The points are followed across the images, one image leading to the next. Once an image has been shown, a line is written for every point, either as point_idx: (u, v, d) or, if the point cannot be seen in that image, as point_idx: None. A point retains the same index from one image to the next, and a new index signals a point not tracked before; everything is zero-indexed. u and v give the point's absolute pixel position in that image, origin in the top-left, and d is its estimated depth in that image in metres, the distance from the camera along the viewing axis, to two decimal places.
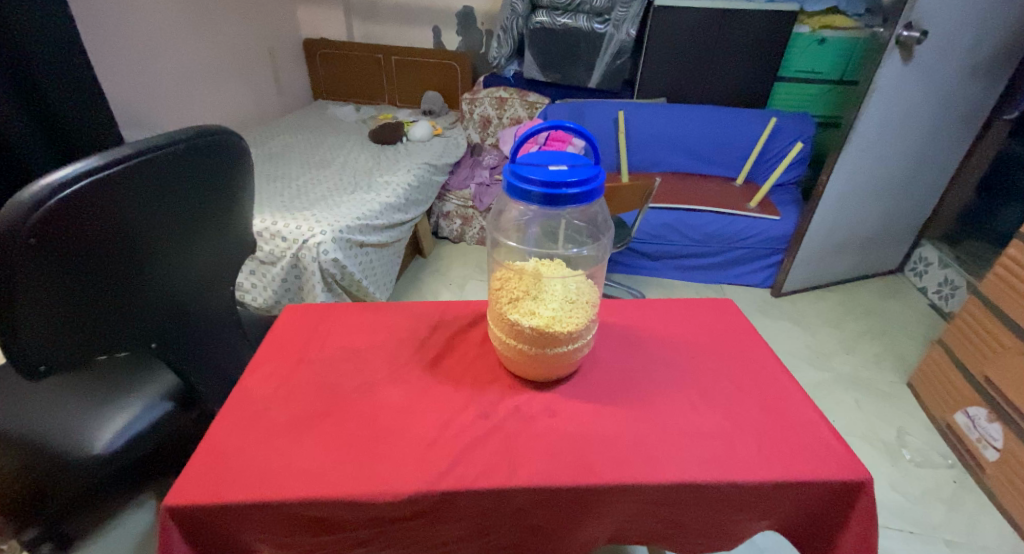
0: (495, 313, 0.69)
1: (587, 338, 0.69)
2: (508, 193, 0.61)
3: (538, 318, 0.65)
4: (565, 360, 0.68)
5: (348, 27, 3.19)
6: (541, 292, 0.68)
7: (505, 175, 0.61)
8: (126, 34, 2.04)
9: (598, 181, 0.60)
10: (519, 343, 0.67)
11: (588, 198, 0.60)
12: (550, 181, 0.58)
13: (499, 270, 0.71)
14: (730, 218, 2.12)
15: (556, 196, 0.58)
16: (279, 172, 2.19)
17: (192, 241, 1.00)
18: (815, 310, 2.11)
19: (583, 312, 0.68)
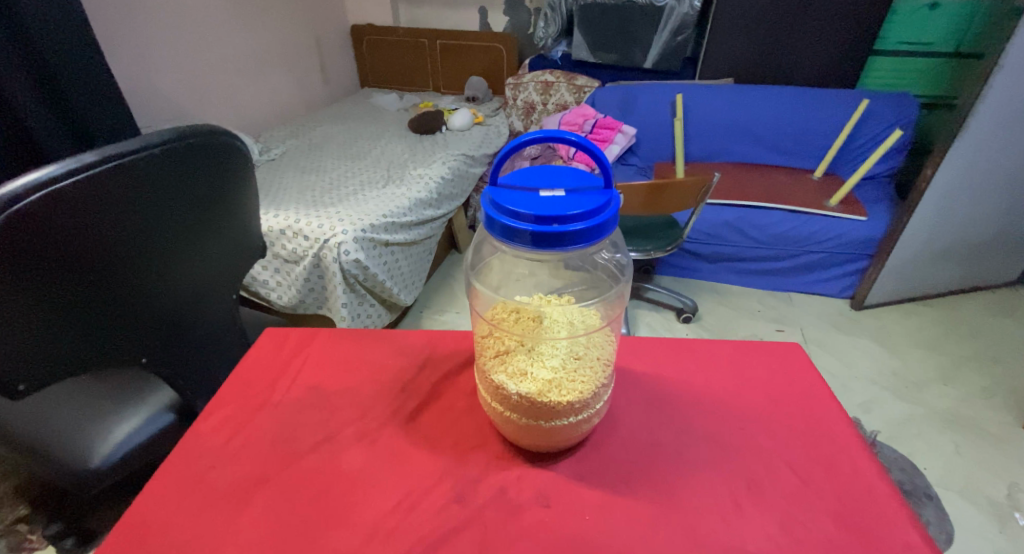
0: (480, 367, 0.55)
1: (598, 405, 0.54)
2: (488, 230, 0.46)
3: (530, 380, 0.51)
4: (567, 432, 0.53)
5: (394, 12, 3.10)
6: (539, 344, 0.53)
7: (485, 205, 0.46)
8: (169, 26, 2.04)
9: (609, 211, 0.44)
10: (506, 411, 0.53)
11: (597, 235, 0.44)
12: (546, 214, 0.42)
13: (488, 314, 0.55)
14: (804, 218, 1.84)
15: (551, 235, 0.42)
16: (314, 165, 2.15)
17: (184, 252, 0.94)
18: (904, 328, 1.80)
19: (593, 372, 0.52)
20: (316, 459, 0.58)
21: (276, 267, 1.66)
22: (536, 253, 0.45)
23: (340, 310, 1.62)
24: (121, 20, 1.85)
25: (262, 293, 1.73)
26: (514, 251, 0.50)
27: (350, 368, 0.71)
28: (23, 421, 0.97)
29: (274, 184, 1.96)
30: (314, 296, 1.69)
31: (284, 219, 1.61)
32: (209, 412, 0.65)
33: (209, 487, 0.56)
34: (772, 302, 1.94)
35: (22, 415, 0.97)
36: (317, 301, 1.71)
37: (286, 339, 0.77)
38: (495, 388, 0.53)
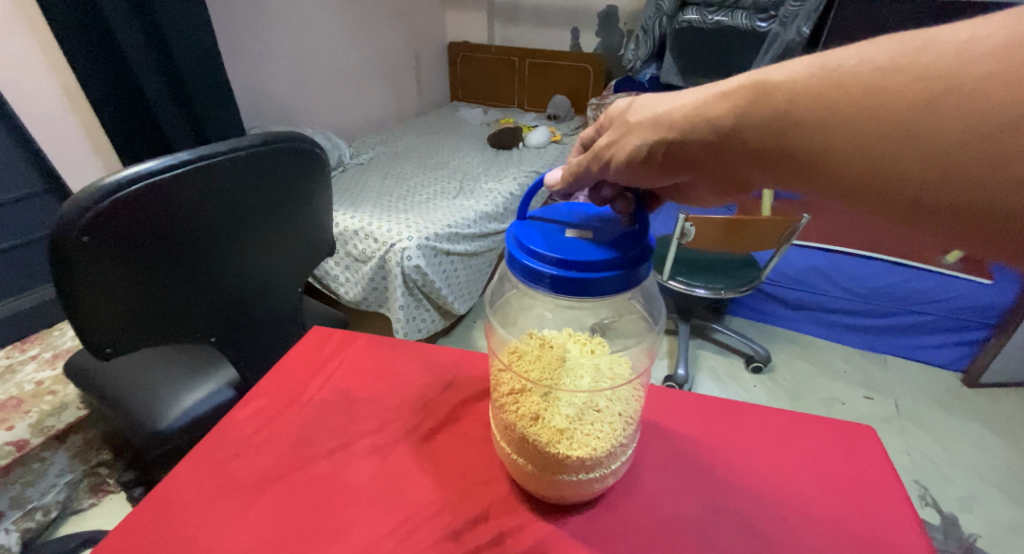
0: (494, 403, 0.53)
1: (614, 465, 0.50)
2: (511, 268, 0.45)
3: (539, 426, 0.48)
4: (576, 489, 0.49)
5: (489, 30, 3.22)
6: (558, 387, 0.49)
7: (510, 243, 0.45)
8: (290, 36, 2.27)
9: (636, 261, 0.43)
10: (514, 454, 0.50)
11: (622, 286, 0.42)
12: (569, 259, 0.41)
13: (508, 347, 0.53)
14: (912, 273, 1.62)
15: (574, 282, 0.41)
16: (396, 171, 2.26)
17: (257, 245, 1.00)
18: (1023, 417, 1.54)
19: (611, 427, 0.49)
20: (330, 465, 0.59)
21: (346, 264, 1.76)
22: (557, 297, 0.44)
23: (396, 311, 1.68)
24: (249, 29, 2.08)
25: (331, 287, 1.83)
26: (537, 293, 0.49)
27: (380, 377, 0.72)
28: (117, 384, 1.08)
29: (356, 185, 2.08)
30: (376, 296, 1.76)
31: (359, 220, 1.70)
32: (245, 401, 0.68)
33: (230, 475, 0.58)
34: (860, 363, 1.73)
35: (116, 379, 1.09)
36: (378, 300, 1.78)
37: (328, 339, 0.79)
38: (505, 427, 0.50)
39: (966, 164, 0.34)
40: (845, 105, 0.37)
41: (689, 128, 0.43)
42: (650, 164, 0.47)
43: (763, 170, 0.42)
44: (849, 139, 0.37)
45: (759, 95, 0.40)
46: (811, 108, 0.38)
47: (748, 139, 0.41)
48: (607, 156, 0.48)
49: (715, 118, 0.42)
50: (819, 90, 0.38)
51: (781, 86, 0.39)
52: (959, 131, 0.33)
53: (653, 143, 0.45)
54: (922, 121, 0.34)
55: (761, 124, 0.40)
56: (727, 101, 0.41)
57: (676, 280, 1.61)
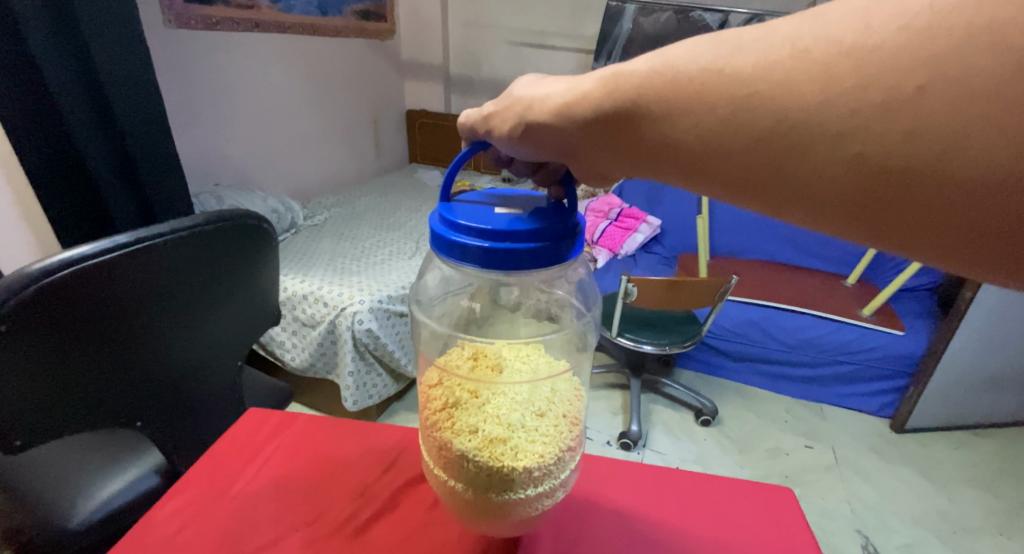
0: (425, 422, 0.53)
1: (560, 473, 0.51)
2: (438, 248, 0.47)
3: (480, 439, 0.48)
4: (523, 499, 0.49)
5: (446, 101, 3.42)
6: (495, 393, 0.51)
7: (435, 226, 0.47)
8: (246, 103, 2.32)
9: (563, 235, 0.45)
10: (454, 481, 0.50)
11: (549, 259, 0.45)
12: (494, 232, 0.43)
13: (442, 359, 0.55)
14: (835, 326, 1.75)
15: (500, 253, 0.43)
16: (350, 232, 2.28)
17: (196, 322, 0.98)
18: (951, 460, 1.63)
19: (555, 430, 0.50)
20: None
21: (294, 329, 1.73)
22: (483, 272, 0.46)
23: (345, 377, 1.67)
24: (206, 99, 2.13)
25: (277, 353, 1.78)
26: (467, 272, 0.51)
27: (318, 461, 0.72)
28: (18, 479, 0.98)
29: (309, 248, 2.08)
30: (324, 361, 1.74)
31: (308, 284, 1.70)
32: (170, 495, 0.65)
33: None
34: (801, 413, 1.81)
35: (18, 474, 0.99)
36: (327, 366, 1.75)
37: (264, 421, 0.78)
38: (441, 446, 0.50)
39: (836, 156, 0.31)
40: (708, 97, 0.34)
41: (554, 117, 0.41)
42: (523, 146, 0.45)
43: (639, 162, 0.39)
44: (717, 134, 0.34)
45: (619, 84, 0.37)
46: (671, 101, 0.35)
47: (609, 125, 0.38)
48: (490, 130, 0.47)
49: (578, 105, 0.39)
50: (682, 79, 0.35)
51: (640, 73, 0.36)
52: (824, 121, 0.31)
53: (523, 126, 0.43)
54: (786, 112, 0.32)
55: (623, 113, 0.37)
56: (585, 93, 0.39)
57: (625, 337, 1.66)
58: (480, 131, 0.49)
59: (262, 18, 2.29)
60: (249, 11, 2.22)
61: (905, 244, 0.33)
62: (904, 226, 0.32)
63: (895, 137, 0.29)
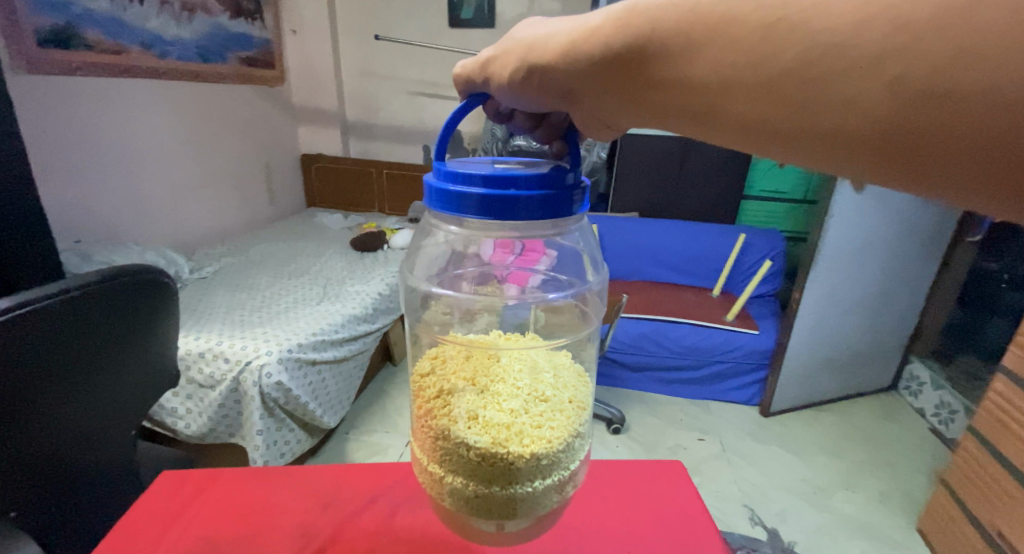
0: (419, 415, 0.56)
1: (567, 462, 0.54)
2: (436, 203, 0.48)
3: (481, 424, 0.51)
4: (527, 487, 0.51)
5: (344, 145, 3.44)
6: (495, 385, 0.55)
7: (437, 181, 0.47)
8: (119, 153, 2.16)
9: (563, 187, 0.47)
10: (455, 477, 0.52)
11: (551, 207, 0.46)
12: (494, 178, 0.44)
13: (438, 354, 0.59)
14: (709, 331, 2.04)
15: (506, 198, 0.44)
16: (248, 283, 2.19)
17: (82, 390, 0.91)
18: (808, 434, 1.96)
19: (561, 415, 0.54)
20: None
21: (188, 393, 1.62)
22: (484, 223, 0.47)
23: (254, 437, 1.58)
24: (69, 149, 1.96)
25: (168, 423, 1.65)
26: (466, 225, 0.52)
27: (247, 515, 0.72)
28: None
29: (200, 302, 1.96)
30: (227, 423, 1.64)
31: (205, 341, 1.61)
32: None
33: None
34: (693, 411, 2.05)
35: None
36: (229, 429, 1.65)
37: (183, 480, 0.77)
38: (440, 435, 0.52)
39: (873, 84, 0.31)
40: (729, 30, 0.35)
41: (560, 57, 0.43)
42: (522, 91, 0.48)
43: (652, 101, 0.41)
44: (737, 68, 0.36)
45: (632, 21, 0.39)
46: (690, 36, 0.37)
47: (624, 63, 0.40)
48: (490, 76, 0.50)
49: (597, 40, 0.41)
50: (703, 14, 0.36)
51: (657, 4, 0.38)
52: (862, 46, 0.31)
53: (524, 69, 0.46)
54: (817, 39, 0.32)
55: (631, 51, 0.39)
56: (596, 32, 0.41)
57: None
58: (478, 81, 0.52)
59: (133, 63, 2.18)
60: (118, 56, 2.11)
61: (942, 180, 0.32)
62: (923, 160, 0.32)
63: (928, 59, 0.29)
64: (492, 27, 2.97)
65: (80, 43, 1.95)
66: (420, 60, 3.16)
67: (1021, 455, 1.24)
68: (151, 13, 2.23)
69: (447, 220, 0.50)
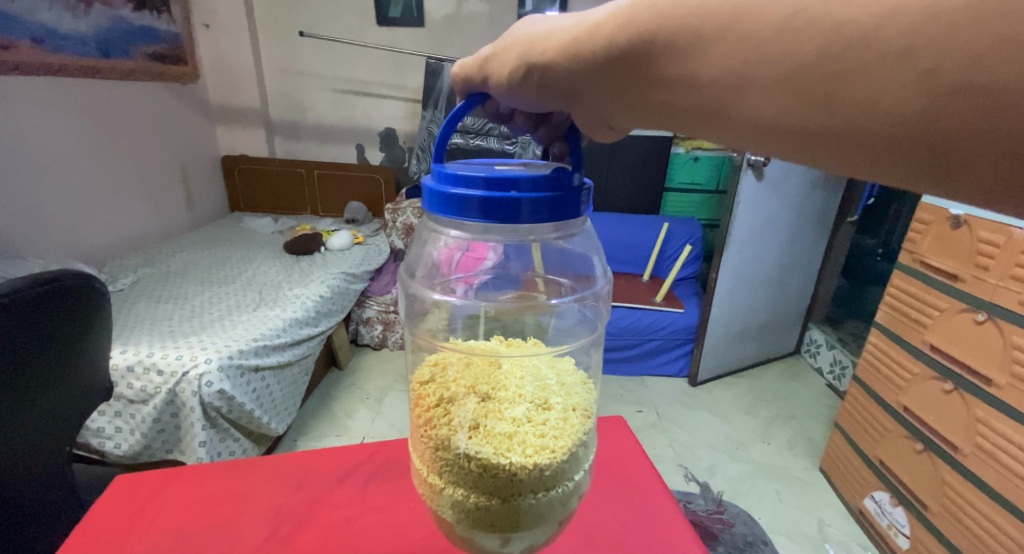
0: (420, 424, 0.60)
1: (568, 471, 0.59)
2: (436, 205, 0.54)
3: (483, 434, 0.56)
4: (526, 496, 0.56)
5: (269, 146, 3.32)
6: (499, 394, 0.61)
7: (441, 184, 0.54)
8: (9, 158, 1.96)
9: (560, 190, 0.53)
10: (456, 490, 0.57)
11: (548, 210, 0.52)
12: (494, 181, 0.51)
13: (441, 362, 0.65)
14: (640, 312, 2.21)
15: (502, 201, 0.50)
16: (173, 292, 2.07)
17: (14, 405, 0.87)
18: (729, 398, 2.18)
19: (567, 424, 0.60)
20: None
21: (117, 410, 1.53)
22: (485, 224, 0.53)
23: (196, 449, 1.53)
24: None
25: (95, 445, 1.55)
26: (466, 229, 0.58)
27: (217, 504, 0.74)
28: None
29: (122, 315, 1.83)
30: (164, 439, 1.57)
31: (135, 354, 1.52)
32: None
33: None
34: (629, 387, 2.22)
35: None
36: (166, 445, 1.59)
37: (141, 483, 0.77)
38: (441, 445, 0.57)
39: (902, 78, 0.32)
40: (740, 25, 0.37)
41: (558, 56, 0.48)
42: (521, 88, 0.53)
43: (656, 94, 0.44)
44: (750, 65, 0.38)
45: (632, 18, 0.42)
46: (699, 30, 0.39)
47: (625, 62, 0.44)
48: (490, 75, 0.55)
49: (601, 38, 0.44)
50: (717, 13, 0.38)
51: (665, 3, 0.40)
52: (887, 40, 0.32)
53: (524, 67, 0.51)
54: (838, 32, 0.34)
55: (631, 55, 0.43)
56: (597, 30, 0.44)
57: None
58: (479, 80, 0.57)
59: (23, 60, 1.98)
60: (5, 51, 1.92)
61: (955, 181, 0.34)
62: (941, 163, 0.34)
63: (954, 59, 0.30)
64: (421, 26, 2.99)
65: None
66: (348, 58, 3.11)
67: (894, 394, 1.48)
68: (42, 5, 2.04)
69: (451, 221, 0.56)
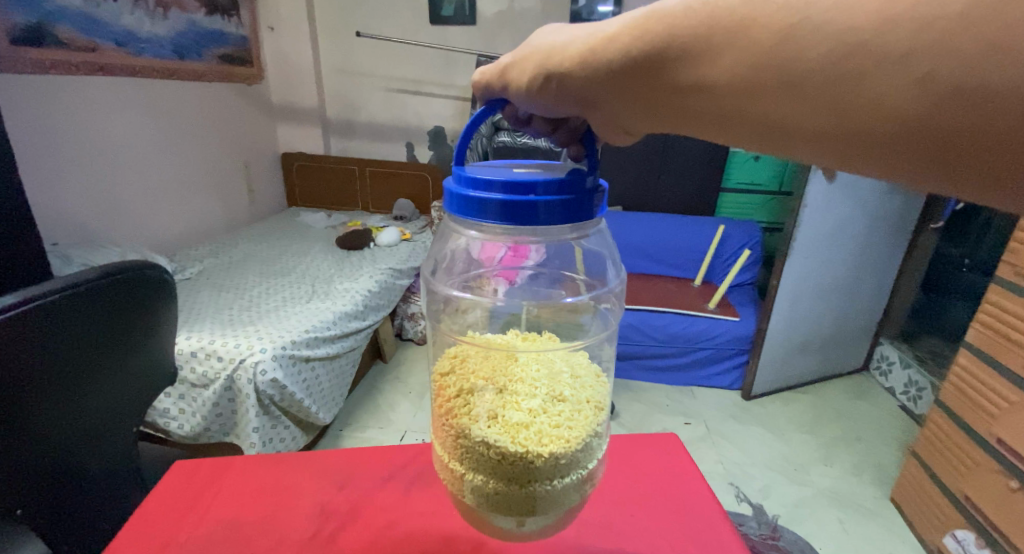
0: (441, 413, 0.59)
1: (585, 460, 0.57)
2: (457, 208, 0.52)
3: (501, 424, 0.54)
4: (543, 486, 0.54)
5: (325, 143, 3.43)
6: (514, 385, 0.58)
7: (455, 188, 0.51)
8: (93, 152, 2.11)
9: (578, 191, 0.50)
10: (475, 476, 0.55)
11: (567, 209, 0.49)
12: (513, 185, 0.48)
13: (459, 350, 0.63)
14: (692, 319, 2.11)
15: (521, 204, 0.48)
16: (233, 282, 2.17)
17: (89, 384, 0.93)
18: (787, 414, 2.05)
19: (579, 415, 0.57)
20: None
21: (181, 393, 1.61)
22: (504, 227, 0.51)
23: (250, 435, 1.58)
24: (42, 150, 1.91)
25: (160, 424, 1.64)
26: (484, 231, 0.55)
27: (265, 498, 0.75)
28: None
29: (186, 303, 1.93)
30: (221, 423, 1.64)
31: (197, 341, 1.60)
32: None
33: None
34: (677, 396, 2.13)
35: None
36: (224, 428, 1.65)
37: (196, 471, 0.79)
38: (461, 433, 0.55)
39: (901, 81, 0.31)
40: (745, 32, 0.36)
41: (576, 66, 0.45)
42: (539, 96, 0.50)
43: (666, 106, 0.42)
44: (759, 70, 0.36)
45: (649, 30, 0.40)
46: (709, 36, 0.37)
47: (636, 73, 0.42)
48: (508, 82, 0.52)
49: (618, 46, 0.42)
50: (724, 21, 0.37)
51: (679, 13, 0.38)
52: (888, 45, 0.31)
53: (542, 76, 0.48)
54: (841, 37, 0.32)
55: (654, 56, 0.40)
56: (615, 44, 0.42)
57: None
58: (497, 87, 0.54)
59: (106, 61, 2.13)
60: (92, 53, 2.06)
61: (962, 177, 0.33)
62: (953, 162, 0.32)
63: (958, 60, 0.29)
64: (472, 23, 2.99)
65: (53, 40, 1.89)
66: (401, 57, 3.16)
67: (985, 423, 1.34)
68: (124, 9, 2.18)
69: (467, 223, 0.54)
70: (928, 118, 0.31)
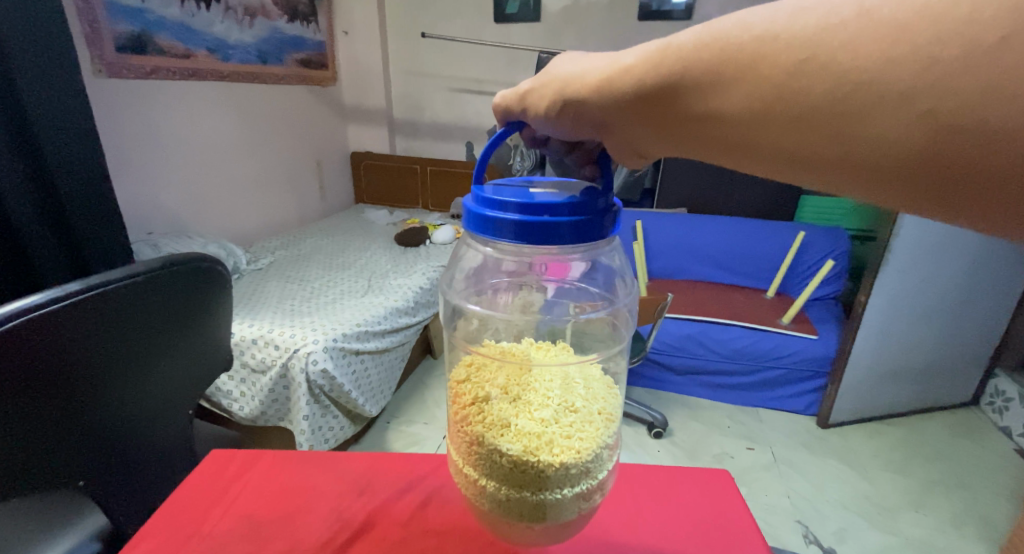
0: (455, 420, 0.54)
1: (598, 471, 0.52)
2: (471, 225, 0.47)
3: (514, 432, 0.49)
4: (557, 498, 0.49)
5: (391, 143, 3.53)
6: (527, 393, 0.53)
7: (470, 207, 0.47)
8: (183, 149, 2.28)
9: (595, 209, 0.45)
10: (485, 481, 0.51)
11: (585, 227, 0.44)
12: (529, 205, 0.43)
13: (471, 357, 0.58)
14: (763, 334, 1.93)
15: (537, 225, 0.43)
16: (298, 274, 2.28)
17: (150, 368, 0.99)
18: (871, 448, 1.82)
19: (590, 427, 0.51)
20: None
21: (242, 377, 1.69)
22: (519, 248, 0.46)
23: (300, 422, 1.63)
24: (139, 147, 2.08)
25: (223, 404, 1.73)
26: (499, 250, 0.51)
27: (287, 497, 0.74)
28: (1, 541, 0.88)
29: (254, 292, 2.04)
30: (276, 408, 1.70)
31: (258, 328, 1.67)
32: (134, 544, 0.66)
33: None
34: (741, 418, 1.95)
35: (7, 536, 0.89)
36: (279, 413, 1.72)
37: (229, 462, 0.79)
38: (474, 440, 0.50)
39: (902, 119, 0.31)
40: (757, 67, 0.35)
41: (593, 92, 0.44)
42: (559, 122, 0.48)
43: (674, 137, 0.41)
44: (770, 103, 0.35)
45: (662, 62, 0.39)
46: (716, 71, 0.37)
47: (651, 99, 0.40)
48: (528, 106, 0.50)
49: (630, 72, 0.41)
50: (735, 55, 0.36)
51: (692, 46, 0.37)
52: (892, 83, 0.30)
53: (560, 102, 0.47)
54: (847, 77, 0.32)
55: (665, 87, 0.39)
56: (629, 72, 0.41)
57: None
58: (516, 110, 0.52)
59: (199, 66, 2.30)
60: (187, 59, 2.24)
61: (966, 208, 0.32)
62: (965, 194, 0.32)
63: (963, 93, 0.29)
64: (537, 21, 2.95)
65: (153, 48, 2.08)
66: (466, 57, 3.18)
67: None
68: (216, 19, 2.36)
69: (480, 241, 0.50)
70: (934, 153, 0.31)
